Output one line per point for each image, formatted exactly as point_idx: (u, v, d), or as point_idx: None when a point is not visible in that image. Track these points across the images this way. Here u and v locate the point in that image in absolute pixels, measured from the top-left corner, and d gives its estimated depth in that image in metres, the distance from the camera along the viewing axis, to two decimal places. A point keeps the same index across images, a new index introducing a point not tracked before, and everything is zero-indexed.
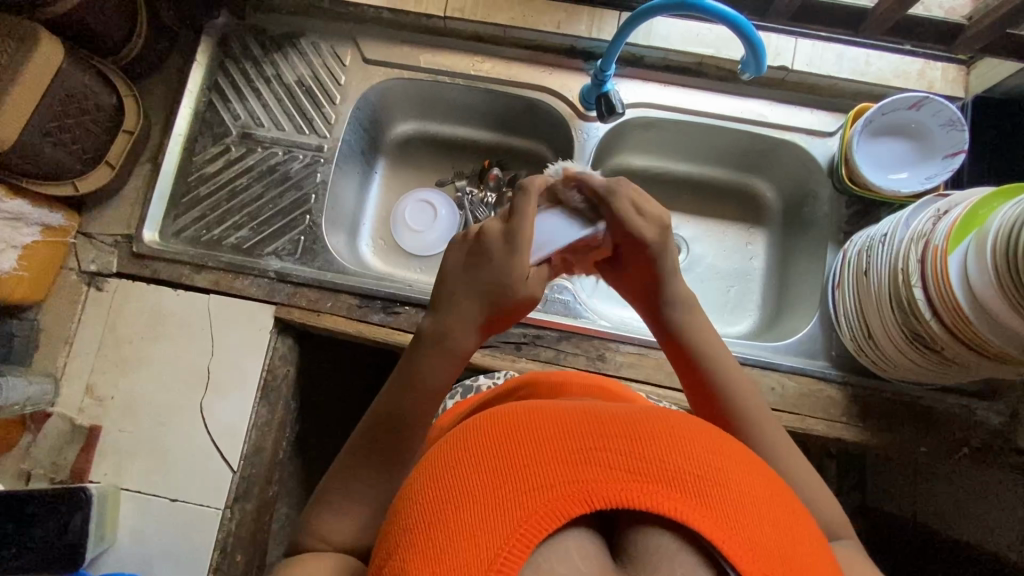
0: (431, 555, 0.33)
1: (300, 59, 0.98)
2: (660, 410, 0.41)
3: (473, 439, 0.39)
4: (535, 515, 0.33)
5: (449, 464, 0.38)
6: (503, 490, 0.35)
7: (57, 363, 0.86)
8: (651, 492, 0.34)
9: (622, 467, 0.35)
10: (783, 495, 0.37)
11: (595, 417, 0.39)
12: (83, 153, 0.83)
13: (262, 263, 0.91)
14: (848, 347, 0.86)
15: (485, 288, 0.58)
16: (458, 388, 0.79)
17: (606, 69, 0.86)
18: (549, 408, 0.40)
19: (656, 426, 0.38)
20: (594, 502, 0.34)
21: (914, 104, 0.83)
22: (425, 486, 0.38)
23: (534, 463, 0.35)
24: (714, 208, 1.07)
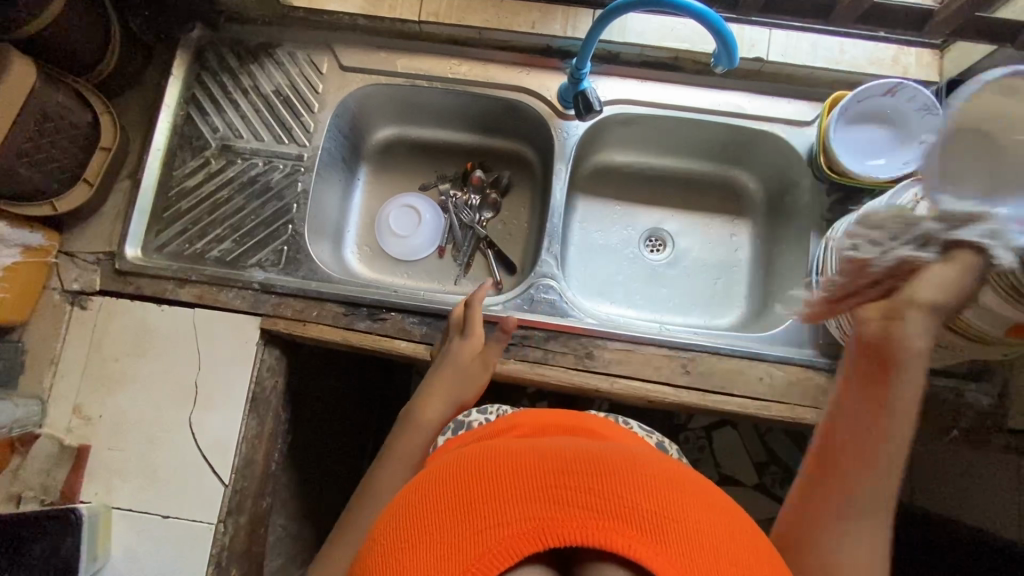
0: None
1: (276, 69, 0.98)
2: (625, 451, 0.41)
3: (442, 480, 0.40)
4: (488, 553, 0.34)
5: (417, 503, 0.39)
6: (460, 528, 0.36)
7: (44, 384, 0.86)
8: (606, 529, 0.34)
9: (579, 504, 0.35)
10: (742, 533, 0.38)
11: (560, 453, 0.39)
12: (60, 172, 0.82)
13: (246, 275, 0.90)
14: (834, 334, 0.86)
15: (452, 378, 0.78)
16: (450, 424, 0.80)
17: (581, 67, 0.86)
18: (515, 449, 0.41)
19: (617, 464, 0.38)
20: (548, 540, 0.34)
21: (890, 90, 0.83)
22: (391, 528, 0.39)
23: (493, 500, 0.36)
24: (698, 202, 1.08)
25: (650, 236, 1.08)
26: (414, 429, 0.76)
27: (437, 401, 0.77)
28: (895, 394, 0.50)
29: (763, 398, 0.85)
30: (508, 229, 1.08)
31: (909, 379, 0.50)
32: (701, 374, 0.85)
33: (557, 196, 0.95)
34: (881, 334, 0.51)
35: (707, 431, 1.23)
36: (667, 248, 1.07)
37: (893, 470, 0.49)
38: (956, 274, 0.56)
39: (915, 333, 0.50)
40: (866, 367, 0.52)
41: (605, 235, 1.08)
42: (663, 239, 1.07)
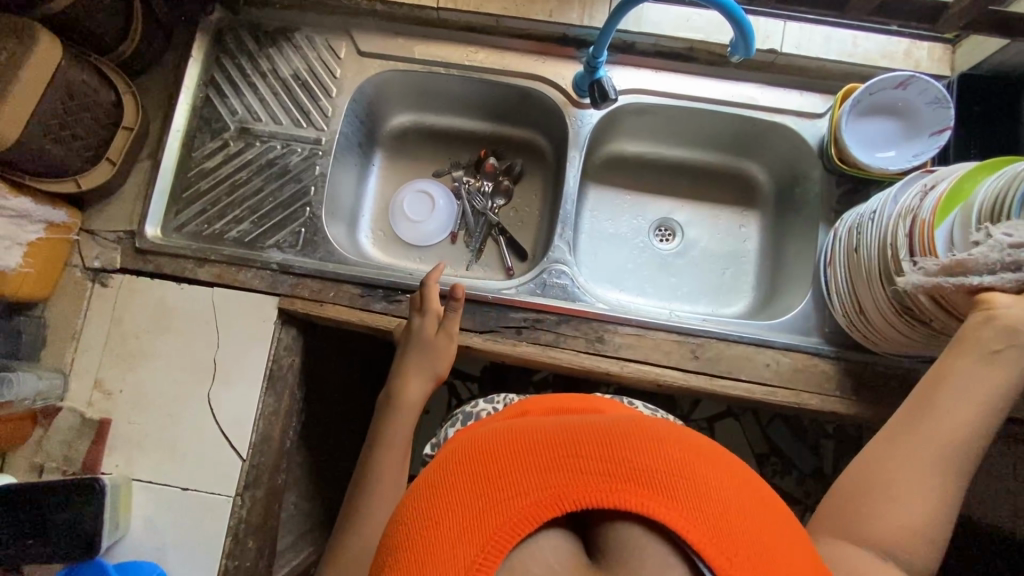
0: (416, 561, 0.36)
1: (294, 53, 0.99)
2: (633, 417, 0.43)
3: (458, 456, 0.42)
4: (509, 522, 0.36)
5: (434, 478, 0.41)
6: (481, 500, 0.37)
7: (66, 359, 0.88)
8: (620, 491, 0.36)
9: (594, 471, 0.37)
10: (753, 485, 0.40)
11: (571, 425, 0.41)
12: (83, 150, 0.84)
13: (265, 255, 0.92)
14: (841, 323, 0.87)
15: (421, 356, 0.83)
16: (459, 416, 0.81)
17: (598, 55, 0.86)
18: (527, 426, 0.43)
19: (627, 430, 0.40)
20: (566, 506, 0.36)
21: (901, 83, 0.84)
22: (410, 505, 0.40)
23: (509, 473, 0.38)
24: (708, 193, 1.10)
25: (659, 225, 1.10)
26: (403, 409, 0.81)
27: (418, 380, 0.83)
28: (987, 373, 0.57)
29: (769, 384, 0.86)
30: (520, 216, 1.09)
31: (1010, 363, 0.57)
32: (709, 360, 0.87)
33: (571, 183, 0.96)
34: (1020, 319, 0.58)
35: (710, 421, 1.25)
36: (676, 238, 1.09)
37: (965, 431, 0.54)
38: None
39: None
40: (995, 345, 0.58)
41: (615, 224, 1.09)
42: (673, 229, 1.09)
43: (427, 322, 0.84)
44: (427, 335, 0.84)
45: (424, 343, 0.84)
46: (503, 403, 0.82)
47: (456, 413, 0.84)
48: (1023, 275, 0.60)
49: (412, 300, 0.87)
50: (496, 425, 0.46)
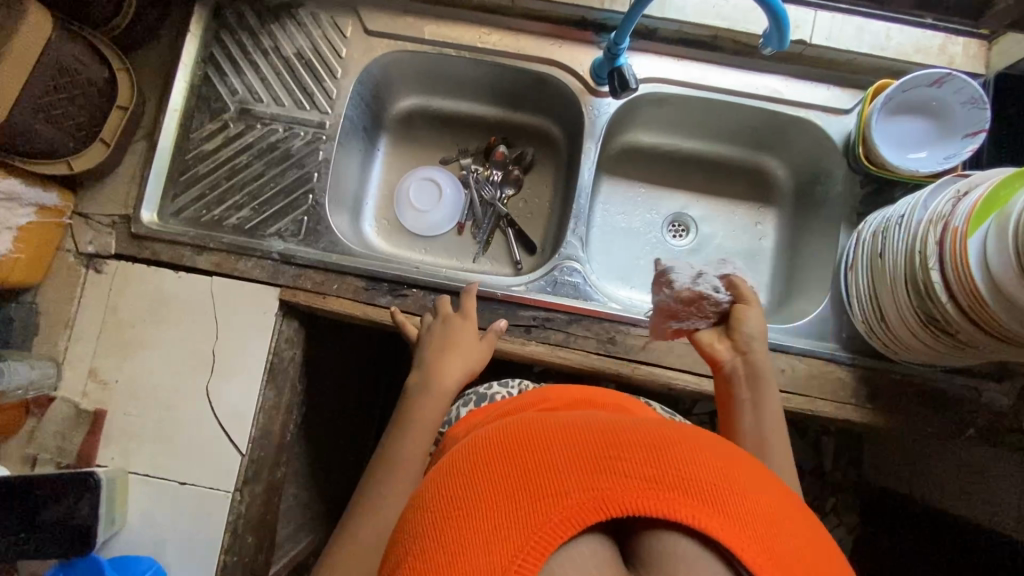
0: (449, 555, 0.34)
1: (298, 31, 0.94)
2: (674, 424, 0.42)
3: (491, 448, 0.39)
4: (551, 522, 0.34)
5: (465, 471, 0.39)
6: (519, 497, 0.35)
7: (59, 348, 0.85)
8: (669, 499, 0.35)
9: (640, 476, 0.36)
10: (796, 507, 0.39)
11: (613, 427, 0.39)
12: (76, 130, 0.79)
13: (266, 244, 0.88)
14: (860, 329, 0.85)
15: (462, 356, 0.80)
16: (473, 396, 0.79)
17: (619, 42, 0.81)
18: (564, 423, 0.41)
19: (672, 438, 0.38)
20: (611, 510, 0.34)
21: (936, 81, 0.79)
22: (438, 494, 0.38)
23: (549, 469, 0.36)
24: (724, 188, 1.07)
25: (673, 220, 1.06)
26: (407, 408, 0.78)
27: (453, 371, 0.79)
28: (756, 418, 0.72)
29: (784, 389, 0.84)
30: (530, 208, 1.06)
31: (763, 396, 0.73)
32: None
33: (585, 177, 0.92)
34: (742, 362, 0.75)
35: (712, 417, 1.24)
36: (689, 234, 1.06)
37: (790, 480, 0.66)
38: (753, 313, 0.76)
39: (754, 361, 0.75)
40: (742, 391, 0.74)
41: (627, 218, 1.06)
42: (687, 224, 1.06)
43: (466, 332, 0.82)
44: (464, 338, 0.81)
45: (458, 339, 0.81)
46: (518, 388, 0.79)
47: (470, 392, 0.82)
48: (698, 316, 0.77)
49: (442, 306, 0.84)
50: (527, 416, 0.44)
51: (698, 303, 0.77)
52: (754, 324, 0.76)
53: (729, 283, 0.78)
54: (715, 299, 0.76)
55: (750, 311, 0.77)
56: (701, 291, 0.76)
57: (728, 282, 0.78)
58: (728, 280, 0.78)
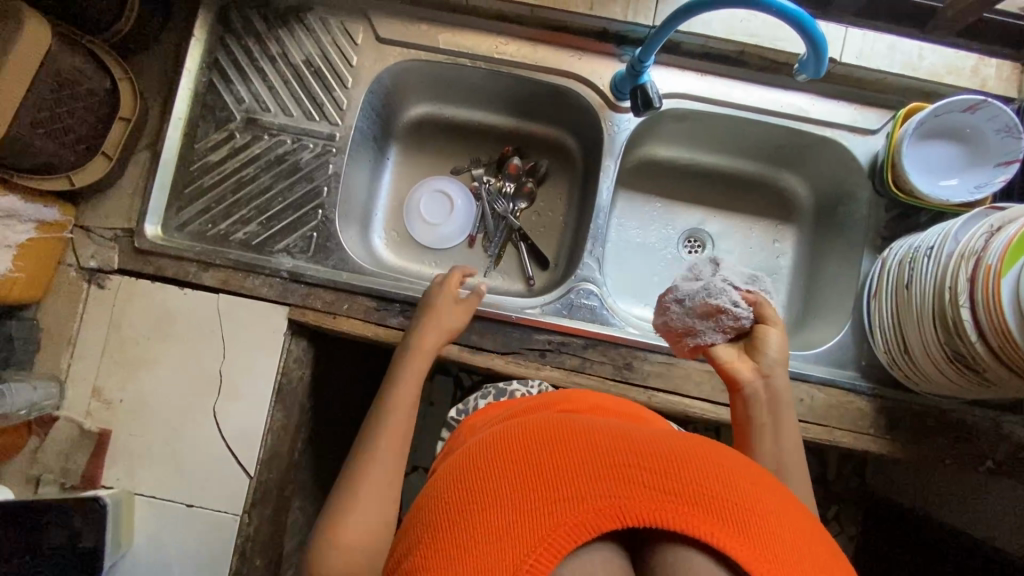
0: (477, 542, 0.38)
1: (306, 37, 0.90)
2: (698, 441, 0.45)
3: (521, 452, 0.43)
4: (572, 524, 0.37)
5: (497, 471, 0.43)
6: (544, 497, 0.39)
7: (62, 365, 0.83)
8: (684, 513, 0.38)
9: (658, 489, 0.39)
10: (812, 528, 0.41)
11: (638, 442, 0.43)
12: (76, 144, 0.76)
13: (274, 262, 0.86)
14: (881, 359, 0.83)
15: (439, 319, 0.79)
16: (491, 388, 0.78)
17: (644, 60, 0.78)
18: (592, 433, 0.44)
19: (692, 458, 0.42)
20: (627, 519, 0.38)
21: (970, 107, 0.77)
22: (472, 490, 0.42)
23: (574, 476, 0.39)
24: (742, 204, 1.04)
25: (689, 236, 1.04)
26: None
27: (429, 332, 0.77)
28: (777, 444, 0.69)
29: (802, 419, 0.83)
30: (543, 221, 1.03)
31: (782, 419, 0.70)
32: None
33: (603, 196, 0.90)
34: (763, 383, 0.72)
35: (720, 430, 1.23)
36: (705, 250, 1.03)
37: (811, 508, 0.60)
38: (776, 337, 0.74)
39: (776, 381, 0.72)
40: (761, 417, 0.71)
41: (642, 233, 1.04)
42: (703, 240, 1.04)
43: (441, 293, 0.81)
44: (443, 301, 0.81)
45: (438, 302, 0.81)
46: (538, 388, 0.78)
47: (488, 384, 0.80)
48: (715, 329, 0.74)
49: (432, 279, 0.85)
50: (560, 420, 0.47)
51: (715, 316, 0.74)
52: (778, 347, 0.73)
53: (754, 301, 0.75)
54: (734, 313, 0.73)
55: (775, 333, 0.74)
56: (716, 303, 0.73)
57: (753, 300, 0.75)
58: (752, 297, 0.75)
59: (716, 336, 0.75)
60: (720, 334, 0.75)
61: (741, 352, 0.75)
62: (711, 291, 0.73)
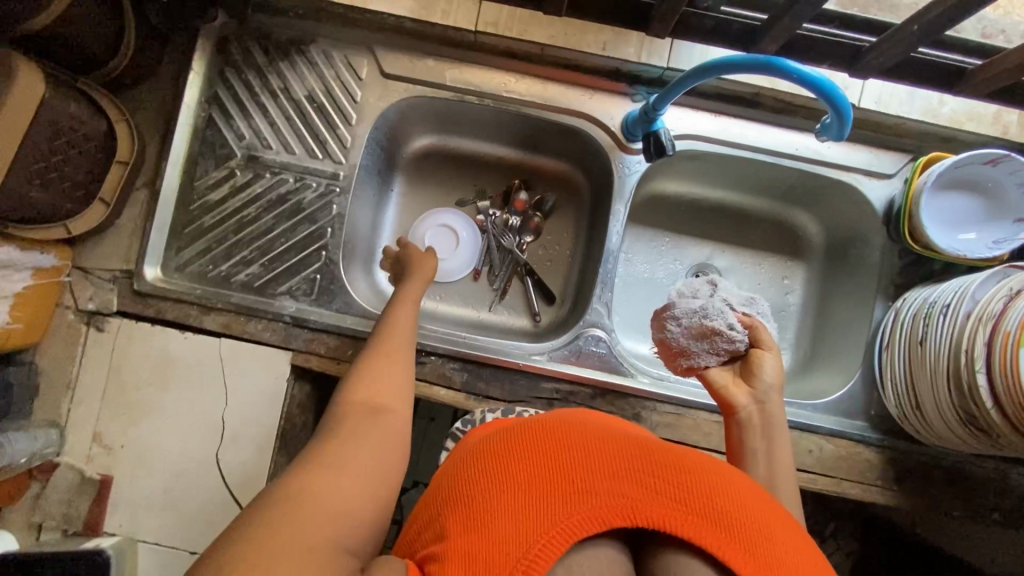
0: (499, 517, 0.43)
1: (309, 71, 0.87)
2: (716, 463, 0.50)
3: (546, 443, 0.48)
4: (588, 517, 0.43)
5: (524, 457, 0.47)
6: (567, 490, 0.44)
7: (62, 410, 0.82)
8: (691, 523, 0.43)
9: (669, 498, 0.44)
10: (808, 551, 0.45)
11: (657, 451, 0.48)
12: (73, 191, 0.74)
13: (277, 305, 0.84)
14: (892, 411, 0.83)
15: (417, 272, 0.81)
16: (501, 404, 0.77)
17: (658, 108, 0.76)
18: (616, 439, 0.49)
19: (704, 475, 0.46)
20: (638, 519, 0.43)
21: (991, 160, 0.75)
22: (496, 470, 0.47)
23: (594, 477, 0.44)
24: (752, 240, 1.01)
25: (697, 272, 1.01)
26: None
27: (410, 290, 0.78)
28: (770, 473, 0.65)
29: (810, 470, 0.82)
30: (549, 255, 1.00)
31: (777, 448, 0.67)
32: None
33: (613, 240, 0.88)
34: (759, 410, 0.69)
35: None
36: None
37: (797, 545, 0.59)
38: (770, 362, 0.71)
39: (773, 412, 0.69)
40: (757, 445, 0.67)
41: (650, 268, 1.01)
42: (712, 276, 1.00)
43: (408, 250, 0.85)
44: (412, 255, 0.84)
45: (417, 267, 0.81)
46: None
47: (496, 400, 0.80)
48: (708, 351, 0.73)
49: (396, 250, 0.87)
50: (585, 422, 0.52)
51: (711, 338, 0.72)
52: (773, 373, 0.70)
53: (748, 325, 0.72)
54: (731, 336, 0.71)
55: (771, 359, 0.71)
56: (712, 324, 0.71)
57: (749, 322, 0.73)
58: (748, 321, 0.73)
59: (709, 356, 0.73)
60: (712, 353, 0.73)
61: (735, 376, 0.73)
62: (707, 314, 0.72)
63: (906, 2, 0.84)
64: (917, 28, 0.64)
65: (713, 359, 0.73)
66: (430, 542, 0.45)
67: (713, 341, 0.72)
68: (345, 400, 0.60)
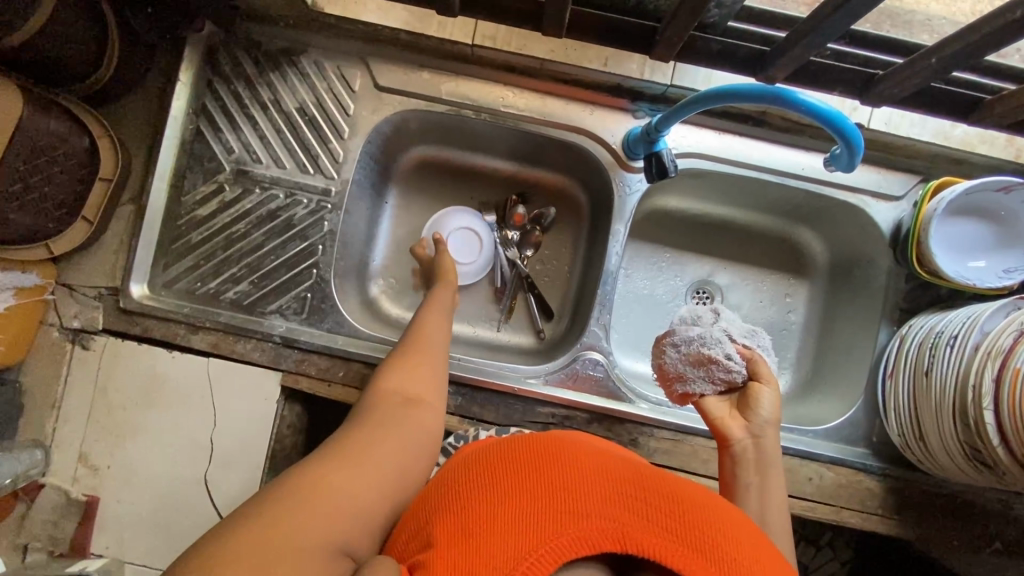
0: (482, 529, 0.40)
1: (300, 83, 0.84)
2: (716, 499, 0.47)
3: (539, 459, 0.46)
4: (574, 539, 0.40)
5: (514, 471, 0.45)
6: (553, 509, 0.41)
7: (46, 430, 0.79)
8: (686, 555, 0.40)
9: (662, 526, 0.42)
10: None
11: (653, 478, 0.46)
12: (55, 209, 0.72)
13: (266, 324, 0.82)
14: (894, 439, 0.81)
15: (449, 275, 0.85)
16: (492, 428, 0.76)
17: (660, 128, 0.74)
18: (611, 463, 0.47)
19: (700, 507, 0.44)
20: (627, 543, 0.40)
21: (1004, 188, 0.74)
22: (485, 483, 0.45)
23: (582, 499, 0.42)
24: (755, 258, 0.98)
25: (698, 289, 0.98)
26: None
27: (444, 298, 0.81)
28: (760, 505, 0.62)
29: (809, 499, 0.80)
30: (547, 271, 0.97)
31: (770, 482, 0.64)
32: None
33: (611, 260, 0.86)
34: (753, 441, 0.66)
35: None
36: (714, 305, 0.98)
37: None
38: (770, 398, 0.67)
39: (768, 446, 0.65)
40: (750, 478, 0.64)
41: (650, 284, 0.98)
42: (713, 293, 0.98)
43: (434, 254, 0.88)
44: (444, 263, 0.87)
45: (445, 276, 0.85)
46: None
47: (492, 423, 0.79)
48: (703, 381, 0.69)
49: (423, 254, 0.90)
50: (586, 445, 0.51)
51: (707, 367, 0.68)
52: (770, 408, 0.67)
53: (748, 357, 0.68)
54: (729, 366, 0.67)
55: (768, 394, 0.67)
56: (710, 353, 0.68)
57: (749, 354, 0.69)
58: (747, 353, 0.69)
59: (706, 385, 0.69)
60: (709, 382, 0.69)
61: (732, 407, 0.69)
62: (705, 344, 0.68)
63: (919, 19, 0.81)
64: (936, 60, 0.61)
65: (711, 388, 0.69)
66: (414, 550, 0.43)
67: (709, 371, 0.68)
68: (377, 394, 0.63)
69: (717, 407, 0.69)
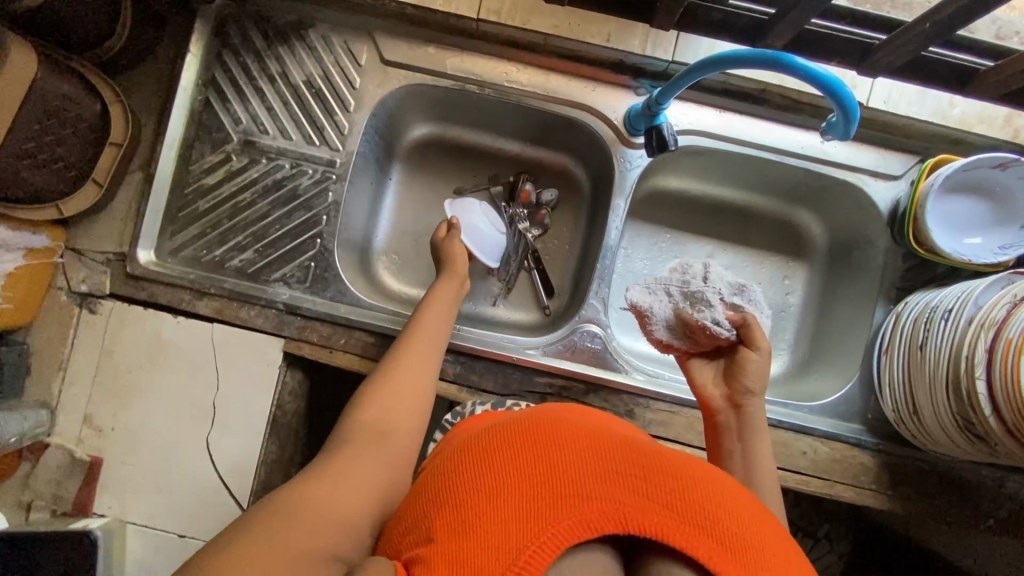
0: (483, 518, 0.41)
1: (308, 56, 0.86)
2: (707, 467, 0.49)
3: (536, 438, 0.46)
4: (575, 524, 0.41)
5: (511, 455, 0.45)
6: (554, 494, 0.42)
7: (52, 391, 0.81)
8: (686, 533, 0.41)
9: (660, 503, 0.43)
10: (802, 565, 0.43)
11: (648, 454, 0.46)
12: (66, 171, 0.74)
13: (270, 292, 0.84)
14: (888, 415, 0.82)
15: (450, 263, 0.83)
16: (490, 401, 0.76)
17: (660, 102, 0.75)
18: (607, 439, 0.48)
19: (698, 481, 0.45)
20: (627, 524, 0.41)
21: (999, 164, 0.74)
22: (483, 467, 0.45)
23: (582, 481, 0.43)
24: (753, 240, 0.99)
25: None
26: None
27: (447, 293, 0.79)
28: (746, 470, 0.63)
29: (804, 472, 0.81)
30: (548, 249, 0.99)
31: (755, 445, 0.65)
32: None
33: (611, 235, 0.87)
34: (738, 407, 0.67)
35: None
36: None
37: None
38: (760, 365, 0.67)
39: (754, 412, 0.67)
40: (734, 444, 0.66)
41: (649, 264, 0.99)
42: None
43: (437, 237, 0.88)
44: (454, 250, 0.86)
45: (453, 266, 0.83)
46: None
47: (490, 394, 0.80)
48: (683, 337, 0.71)
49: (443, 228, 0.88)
50: (580, 423, 0.51)
51: (692, 326, 0.69)
52: (758, 374, 0.67)
53: (740, 323, 0.68)
54: (715, 331, 0.68)
55: (758, 359, 0.67)
56: (698, 317, 0.68)
57: (740, 320, 0.68)
58: (740, 318, 0.68)
59: (687, 342, 0.71)
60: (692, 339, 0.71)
61: (718, 371, 0.71)
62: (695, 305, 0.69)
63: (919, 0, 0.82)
64: (930, 25, 0.62)
65: (694, 347, 0.71)
66: (413, 544, 0.43)
67: (693, 330, 0.70)
68: (369, 388, 0.65)
69: (704, 373, 0.70)
